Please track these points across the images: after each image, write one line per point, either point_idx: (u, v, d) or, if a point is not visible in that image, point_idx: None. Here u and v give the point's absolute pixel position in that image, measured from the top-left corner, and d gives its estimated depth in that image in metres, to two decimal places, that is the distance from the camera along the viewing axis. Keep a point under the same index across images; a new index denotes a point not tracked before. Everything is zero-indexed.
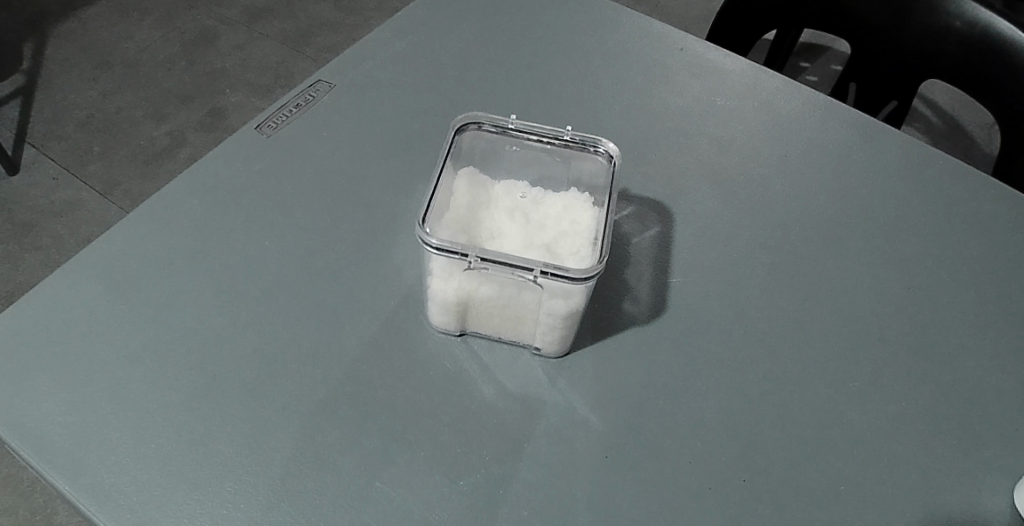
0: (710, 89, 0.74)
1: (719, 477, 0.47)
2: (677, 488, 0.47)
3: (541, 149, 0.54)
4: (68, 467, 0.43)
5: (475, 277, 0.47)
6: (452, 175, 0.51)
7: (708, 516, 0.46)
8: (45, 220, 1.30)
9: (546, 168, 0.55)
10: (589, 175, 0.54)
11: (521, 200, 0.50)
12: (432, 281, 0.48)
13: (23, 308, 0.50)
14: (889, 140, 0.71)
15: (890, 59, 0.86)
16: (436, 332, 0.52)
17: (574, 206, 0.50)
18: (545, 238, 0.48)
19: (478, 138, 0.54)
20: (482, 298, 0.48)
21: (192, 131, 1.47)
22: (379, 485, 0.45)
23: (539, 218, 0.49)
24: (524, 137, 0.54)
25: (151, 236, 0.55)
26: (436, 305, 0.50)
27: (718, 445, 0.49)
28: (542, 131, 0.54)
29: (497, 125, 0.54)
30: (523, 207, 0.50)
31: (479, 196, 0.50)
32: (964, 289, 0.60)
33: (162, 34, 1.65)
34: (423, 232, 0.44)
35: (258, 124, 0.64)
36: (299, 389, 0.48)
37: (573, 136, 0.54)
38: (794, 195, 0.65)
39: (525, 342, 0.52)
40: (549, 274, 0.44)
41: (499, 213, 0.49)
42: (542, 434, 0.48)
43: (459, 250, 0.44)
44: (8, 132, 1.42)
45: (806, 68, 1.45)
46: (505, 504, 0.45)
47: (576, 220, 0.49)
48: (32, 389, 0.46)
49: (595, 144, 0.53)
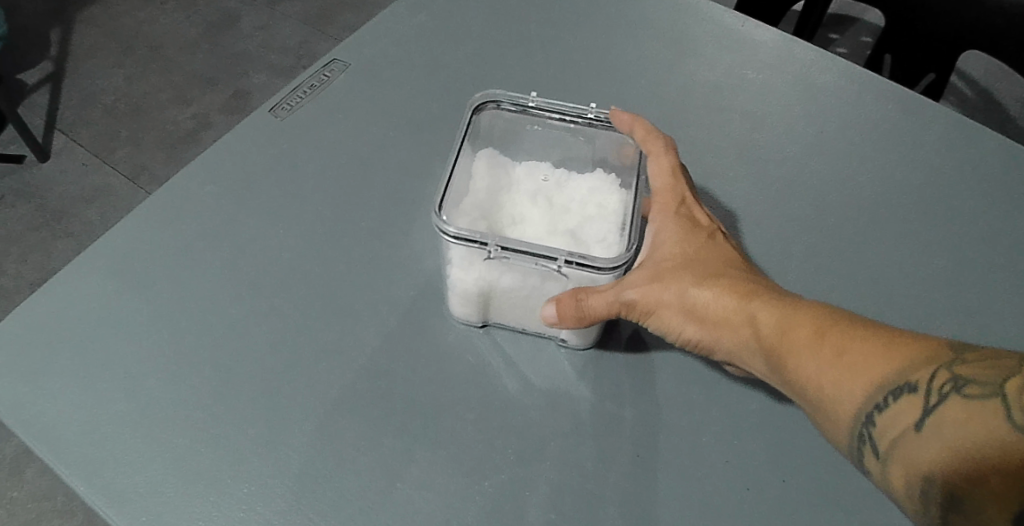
0: (744, 60, 0.70)
1: (758, 476, 0.45)
2: (713, 489, 0.44)
3: (564, 127, 0.51)
4: (84, 468, 0.42)
5: (496, 267, 0.44)
6: (471, 156, 0.48)
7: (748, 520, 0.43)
8: (76, 207, 1.31)
9: (569, 148, 0.53)
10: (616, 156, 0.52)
11: (543, 184, 0.48)
12: (452, 271, 0.46)
13: (39, 304, 0.49)
14: (935, 112, 0.67)
15: (927, 25, 0.80)
16: (457, 323, 0.50)
17: (600, 190, 0.47)
18: (570, 223, 0.45)
19: (497, 118, 0.51)
20: (504, 289, 0.46)
21: (217, 114, 1.46)
22: (401, 486, 0.43)
23: (563, 202, 0.47)
24: (547, 115, 0.51)
25: (165, 226, 0.54)
26: (456, 295, 0.47)
27: (758, 444, 0.46)
28: (566, 109, 0.51)
29: (517, 103, 0.51)
30: (545, 192, 0.47)
31: (500, 180, 0.48)
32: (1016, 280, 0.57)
33: (185, 17, 1.64)
34: (440, 221, 0.42)
35: (272, 107, 0.62)
36: (317, 384, 0.46)
37: (598, 114, 0.51)
38: (833, 175, 0.62)
39: (550, 334, 0.50)
40: (575, 263, 0.41)
41: (521, 197, 0.47)
42: (571, 432, 0.46)
43: (477, 238, 0.42)
44: (36, 119, 1.42)
45: (835, 39, 1.37)
46: (532, 507, 0.43)
47: (602, 203, 0.46)
48: (48, 387, 0.46)
49: (622, 122, 0.50)
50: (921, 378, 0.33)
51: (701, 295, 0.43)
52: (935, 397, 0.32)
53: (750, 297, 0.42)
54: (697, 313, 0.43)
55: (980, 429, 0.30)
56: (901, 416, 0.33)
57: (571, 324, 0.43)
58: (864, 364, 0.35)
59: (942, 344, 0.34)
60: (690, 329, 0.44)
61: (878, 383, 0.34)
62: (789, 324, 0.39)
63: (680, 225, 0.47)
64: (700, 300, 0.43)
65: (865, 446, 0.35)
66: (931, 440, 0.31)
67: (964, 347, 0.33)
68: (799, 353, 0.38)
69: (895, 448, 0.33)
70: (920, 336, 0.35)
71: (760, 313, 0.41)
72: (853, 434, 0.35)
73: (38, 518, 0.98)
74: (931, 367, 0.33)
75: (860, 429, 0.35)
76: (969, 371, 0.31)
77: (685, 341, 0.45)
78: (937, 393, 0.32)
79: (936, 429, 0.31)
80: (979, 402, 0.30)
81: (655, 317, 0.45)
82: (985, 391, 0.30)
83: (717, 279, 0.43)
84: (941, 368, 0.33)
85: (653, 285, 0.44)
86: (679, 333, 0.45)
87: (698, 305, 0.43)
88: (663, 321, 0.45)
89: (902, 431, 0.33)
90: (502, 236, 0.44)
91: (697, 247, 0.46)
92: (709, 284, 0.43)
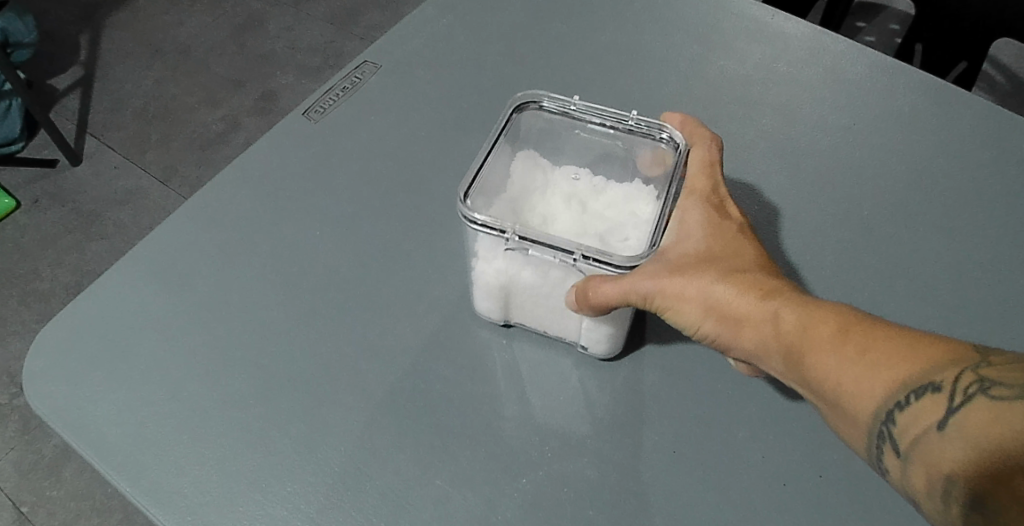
0: (774, 53, 0.70)
1: (794, 472, 0.45)
2: (749, 485, 0.44)
3: (604, 133, 0.51)
4: (130, 469, 0.44)
5: (516, 259, 0.45)
6: (509, 154, 0.49)
7: (787, 516, 0.43)
8: (109, 209, 1.34)
9: (608, 154, 0.52)
10: (651, 163, 0.50)
11: (579, 188, 0.48)
12: (476, 264, 0.46)
13: (83, 307, 0.51)
14: (971, 102, 0.66)
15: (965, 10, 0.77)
16: (484, 322, 0.51)
17: (633, 199, 0.47)
18: (600, 229, 0.45)
19: (537, 118, 0.52)
20: (525, 285, 0.46)
21: (245, 115, 1.48)
22: (439, 483, 0.44)
23: (596, 209, 0.47)
24: (587, 119, 0.51)
25: (202, 230, 0.55)
26: (481, 290, 0.48)
27: (791, 439, 0.46)
28: (606, 114, 0.50)
29: (559, 105, 0.51)
30: (580, 197, 0.48)
31: (536, 181, 0.48)
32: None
33: (211, 20, 1.67)
34: (466, 208, 0.43)
35: (305, 110, 0.63)
36: (355, 383, 0.47)
37: (639, 121, 0.50)
38: (866, 167, 0.62)
39: (573, 340, 0.49)
40: (591, 258, 0.41)
41: (555, 199, 0.47)
42: (604, 428, 0.46)
43: (498, 226, 0.42)
44: (69, 124, 1.46)
45: None
46: (567, 501, 0.43)
47: (635, 213, 0.46)
48: (94, 388, 0.47)
49: (662, 132, 0.49)
50: (947, 379, 0.32)
51: (720, 291, 0.41)
52: (961, 398, 0.31)
53: (773, 294, 0.40)
54: (715, 309, 0.41)
55: (1004, 428, 0.29)
56: (923, 415, 0.32)
57: (585, 309, 0.43)
58: (889, 364, 0.34)
59: (970, 347, 0.33)
60: (707, 326, 0.42)
61: (903, 384, 0.33)
62: (815, 323, 0.37)
63: (708, 217, 0.45)
64: (721, 296, 0.41)
65: (886, 445, 0.34)
66: (956, 441, 0.31)
67: (991, 350, 0.33)
68: (823, 352, 0.36)
69: (918, 448, 0.32)
70: (946, 339, 0.34)
71: (785, 312, 0.39)
72: (873, 433, 0.35)
73: (77, 517, 1.03)
74: (957, 368, 0.32)
75: (882, 427, 0.34)
76: (996, 372, 0.31)
77: (699, 337, 0.43)
78: (962, 393, 0.31)
79: (960, 429, 0.31)
80: (1009, 406, 0.29)
81: (670, 311, 0.42)
82: (1015, 394, 0.30)
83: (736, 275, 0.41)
84: (969, 370, 0.32)
85: (675, 278, 0.41)
86: (698, 329, 0.42)
87: (720, 302, 0.41)
88: (681, 316, 0.42)
89: (924, 430, 0.32)
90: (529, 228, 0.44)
91: (721, 242, 0.44)
92: (732, 279, 0.41)
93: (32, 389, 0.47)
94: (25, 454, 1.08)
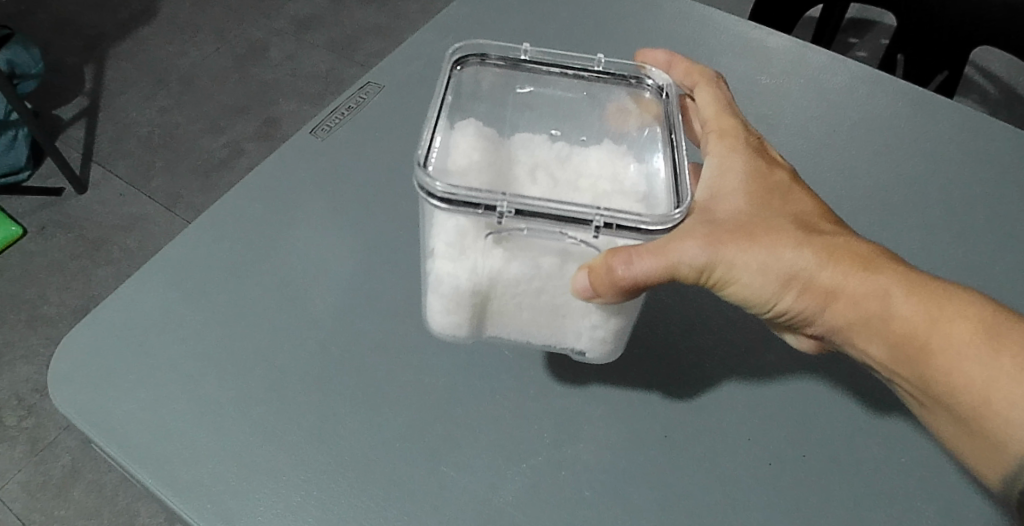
0: (756, 66, 0.73)
1: (760, 453, 0.51)
2: (724, 472, 0.50)
3: (567, 83, 0.48)
4: (152, 461, 0.46)
5: (500, 247, 0.39)
6: (449, 132, 0.42)
7: (754, 497, 0.49)
8: (116, 235, 1.38)
9: (569, 114, 0.48)
10: (622, 110, 0.47)
11: (542, 158, 0.43)
12: (439, 264, 0.40)
13: (100, 313, 0.54)
14: (944, 109, 0.70)
15: (936, 25, 0.79)
16: (438, 332, 0.45)
17: (610, 158, 0.43)
18: (579, 196, 0.40)
19: (484, 73, 0.48)
20: (509, 284, 0.40)
21: (249, 141, 1.53)
22: (447, 470, 0.48)
23: (567, 177, 0.42)
24: (544, 69, 0.48)
25: (215, 239, 0.58)
26: (446, 298, 0.41)
27: (766, 429, 0.52)
28: (567, 64, 0.48)
29: (507, 55, 0.48)
30: (546, 167, 0.43)
31: (494, 152, 0.43)
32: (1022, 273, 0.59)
33: (214, 48, 1.71)
34: (427, 179, 0.37)
35: (313, 127, 0.67)
36: (364, 380, 0.51)
37: (607, 68, 0.48)
38: (845, 172, 0.65)
39: (561, 343, 0.45)
40: (613, 225, 0.37)
41: (519, 170, 0.42)
42: (597, 420, 0.51)
43: (483, 203, 0.37)
44: (75, 153, 1.50)
45: (854, 44, 1.38)
46: (567, 486, 0.48)
47: (616, 178, 0.42)
48: (115, 388, 0.50)
49: (631, 75, 0.48)
50: None
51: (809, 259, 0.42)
52: None
53: (878, 270, 0.42)
54: (803, 278, 0.43)
55: None
56: None
57: (606, 295, 0.38)
58: None
59: None
60: (789, 294, 0.44)
61: None
62: (952, 321, 0.40)
63: (753, 164, 0.47)
64: (815, 270, 0.42)
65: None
66: None
67: None
68: (956, 344, 0.40)
69: None
70: None
71: (903, 299, 0.41)
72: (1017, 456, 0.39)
73: None
74: None
75: None
76: None
77: (786, 309, 0.45)
78: None
79: None
80: None
81: (742, 278, 0.43)
82: None
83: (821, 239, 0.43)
84: None
85: (745, 242, 0.43)
86: (783, 299, 0.44)
87: (818, 279, 0.43)
88: (755, 285, 0.44)
89: None
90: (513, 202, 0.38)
91: (773, 188, 0.46)
92: (822, 248, 0.43)
93: (54, 391, 0.50)
94: (34, 475, 1.10)
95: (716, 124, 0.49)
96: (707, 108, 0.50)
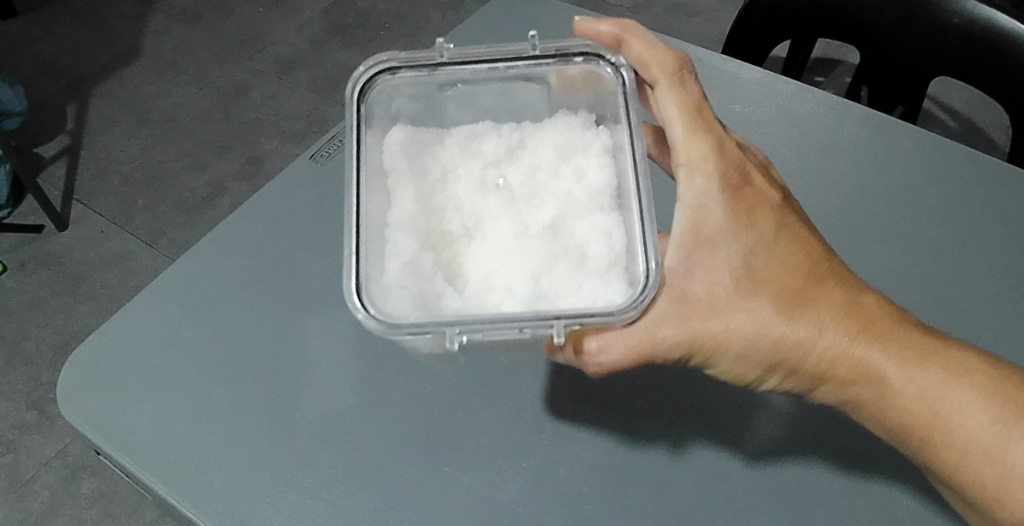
0: (729, 97, 0.78)
1: (746, 448, 0.53)
2: (713, 466, 0.52)
3: (502, 74, 0.49)
4: (165, 472, 0.51)
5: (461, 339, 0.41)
6: (381, 155, 0.47)
7: (744, 487, 0.51)
8: (97, 271, 1.38)
9: (518, 98, 0.51)
10: (572, 82, 0.50)
11: (491, 156, 0.49)
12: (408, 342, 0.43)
13: (113, 332, 0.58)
14: (907, 134, 0.74)
15: (898, 58, 0.84)
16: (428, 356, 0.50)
17: (561, 141, 0.49)
18: (530, 204, 0.47)
19: (409, 83, 0.49)
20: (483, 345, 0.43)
21: (232, 180, 1.54)
22: (449, 470, 0.52)
23: (519, 181, 0.48)
24: (472, 67, 0.48)
25: (220, 263, 0.62)
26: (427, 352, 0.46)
27: (755, 425, 0.54)
28: (496, 58, 0.48)
29: (425, 63, 0.48)
30: (500, 163, 0.49)
31: (439, 168, 0.49)
32: (977, 292, 0.64)
33: (199, 85, 1.74)
34: (365, 318, 0.38)
35: (312, 153, 0.70)
36: (369, 389, 0.55)
37: (542, 49, 0.48)
38: (814, 195, 0.70)
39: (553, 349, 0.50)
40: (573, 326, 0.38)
41: (469, 185, 0.48)
42: (590, 422, 0.54)
43: (431, 332, 0.37)
44: (57, 191, 1.52)
45: (821, 82, 1.45)
46: (566, 482, 0.52)
47: (570, 174, 0.48)
48: (127, 404, 0.54)
49: (572, 53, 0.48)
50: None
51: (794, 343, 0.45)
52: None
53: (868, 349, 0.46)
54: (791, 364, 0.46)
55: None
56: None
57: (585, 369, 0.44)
58: None
59: None
60: (775, 376, 0.48)
61: None
62: (955, 409, 0.45)
63: (730, 218, 0.45)
64: (803, 354, 0.46)
65: None
66: None
67: None
68: (965, 436, 0.45)
69: None
70: None
71: (898, 386, 0.46)
72: None
73: None
74: None
75: None
76: None
77: (777, 386, 0.49)
78: None
79: None
80: None
81: (723, 362, 0.46)
82: None
83: (805, 320, 0.45)
84: None
85: (723, 324, 0.45)
86: (771, 378, 0.48)
87: (807, 361, 0.46)
88: (738, 365, 0.47)
89: None
90: (465, 282, 0.43)
91: (756, 238, 0.46)
92: (806, 328, 0.45)
93: (71, 406, 0.54)
94: (12, 512, 1.08)
95: (685, 153, 0.46)
96: (678, 123, 0.47)
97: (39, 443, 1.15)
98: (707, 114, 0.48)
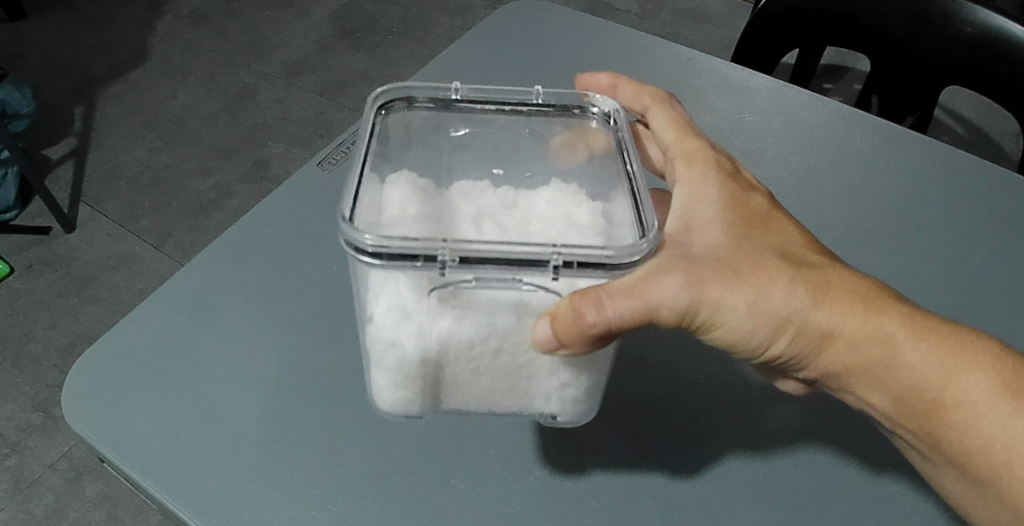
0: (738, 106, 0.78)
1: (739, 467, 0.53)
2: (712, 482, 0.52)
3: (505, 118, 0.49)
4: (167, 480, 0.50)
5: (445, 303, 0.36)
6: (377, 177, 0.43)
7: (746, 504, 0.51)
8: (104, 273, 1.38)
9: (515, 143, 0.49)
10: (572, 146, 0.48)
11: (485, 205, 0.43)
12: (378, 329, 0.38)
13: (119, 339, 0.57)
14: (914, 146, 0.74)
15: (909, 66, 0.83)
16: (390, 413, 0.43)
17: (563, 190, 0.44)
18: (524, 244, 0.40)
19: (414, 118, 0.48)
20: (460, 349, 0.37)
21: (239, 183, 1.54)
22: (455, 483, 0.51)
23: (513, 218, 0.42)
24: (478, 107, 0.49)
25: (226, 271, 0.61)
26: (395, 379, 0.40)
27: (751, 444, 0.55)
28: (503, 102, 0.49)
29: (434, 98, 0.48)
30: (492, 211, 0.42)
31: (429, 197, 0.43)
32: (990, 302, 0.63)
33: (206, 88, 1.74)
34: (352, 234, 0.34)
35: (320, 161, 0.70)
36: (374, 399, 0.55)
37: (545, 100, 0.50)
38: (824, 204, 0.69)
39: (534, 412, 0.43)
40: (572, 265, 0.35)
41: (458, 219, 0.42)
42: (594, 435, 0.54)
43: (421, 256, 0.34)
44: (63, 193, 1.51)
45: (830, 88, 1.44)
46: (573, 494, 0.51)
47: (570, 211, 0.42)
48: (130, 412, 0.53)
49: (572, 106, 0.49)
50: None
51: (800, 302, 0.44)
52: None
53: (881, 315, 0.45)
54: (799, 323, 0.44)
55: None
56: None
57: (573, 346, 0.35)
58: None
59: None
60: (781, 338, 0.45)
61: None
62: (967, 368, 0.44)
63: (725, 195, 0.47)
64: (809, 313, 0.44)
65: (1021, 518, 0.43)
66: None
67: None
68: (976, 395, 0.43)
69: None
70: None
71: (910, 349, 0.44)
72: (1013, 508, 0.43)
73: None
74: None
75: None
76: None
77: (781, 352, 0.46)
78: None
79: None
80: None
81: (728, 320, 0.44)
82: None
83: (811, 279, 0.45)
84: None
85: (727, 280, 0.43)
86: (777, 340, 0.45)
87: (812, 322, 0.44)
88: (741, 324, 0.44)
89: None
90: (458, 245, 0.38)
91: (750, 213, 0.47)
92: (811, 290, 0.44)
93: (72, 412, 0.53)
94: (16, 514, 1.08)
95: (681, 149, 0.50)
96: (669, 130, 0.52)
97: (44, 445, 1.15)
98: (698, 128, 0.52)
